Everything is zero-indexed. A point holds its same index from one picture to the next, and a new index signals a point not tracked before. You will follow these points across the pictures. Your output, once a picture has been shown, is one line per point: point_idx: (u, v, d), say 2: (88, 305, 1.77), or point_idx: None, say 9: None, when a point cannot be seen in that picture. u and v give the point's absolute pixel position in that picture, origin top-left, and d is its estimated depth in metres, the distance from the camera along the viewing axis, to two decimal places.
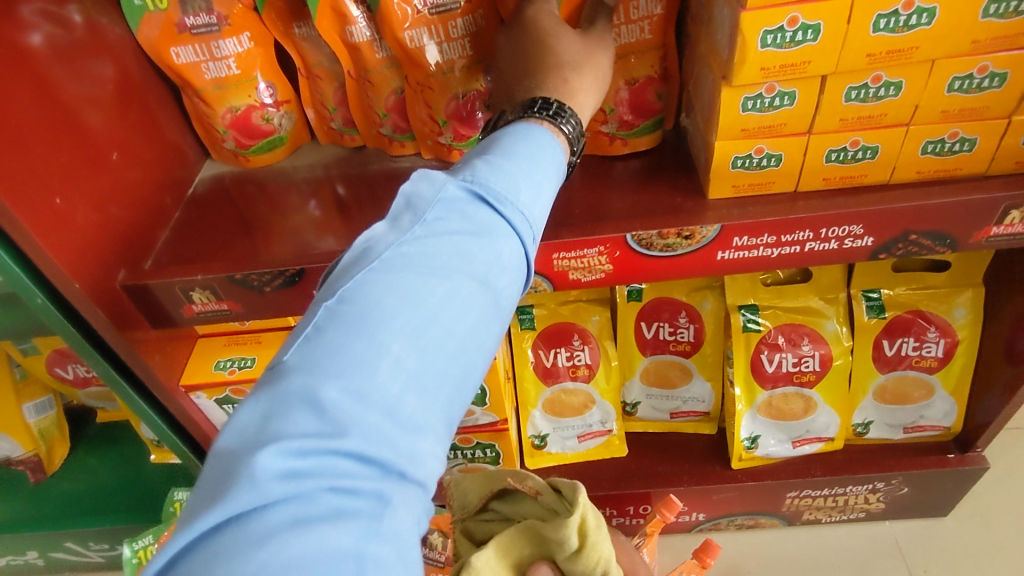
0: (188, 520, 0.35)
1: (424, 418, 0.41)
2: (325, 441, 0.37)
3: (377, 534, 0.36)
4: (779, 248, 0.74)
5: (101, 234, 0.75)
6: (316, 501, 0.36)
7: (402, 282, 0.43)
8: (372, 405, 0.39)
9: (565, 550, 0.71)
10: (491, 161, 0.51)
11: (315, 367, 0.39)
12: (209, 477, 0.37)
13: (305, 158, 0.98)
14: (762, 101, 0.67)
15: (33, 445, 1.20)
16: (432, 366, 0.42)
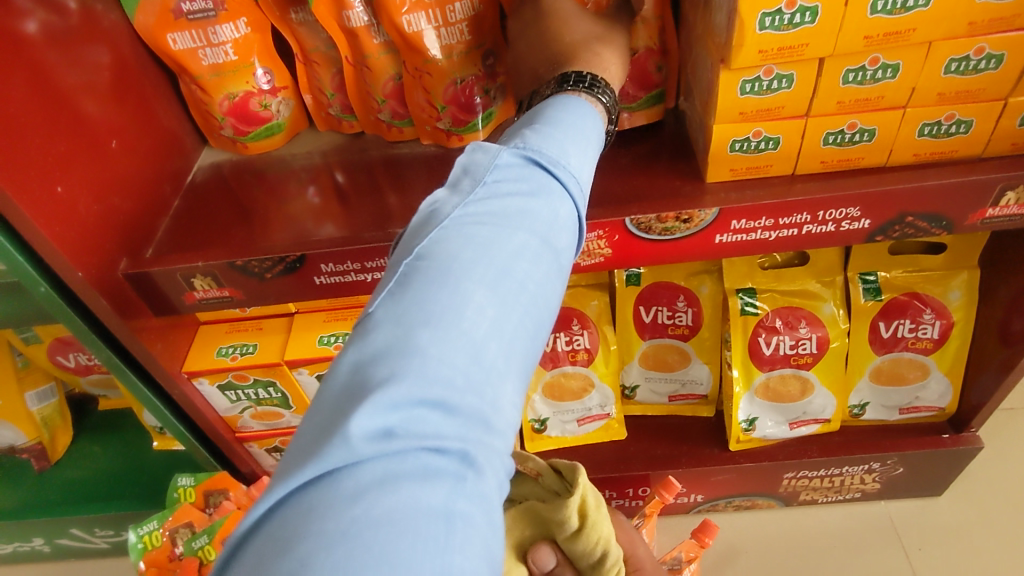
0: (276, 483, 0.33)
1: (504, 376, 0.39)
2: (413, 392, 0.35)
3: (465, 492, 0.34)
4: (776, 231, 0.75)
5: (102, 223, 0.76)
6: (406, 458, 0.33)
7: (477, 237, 0.41)
8: (457, 358, 0.37)
9: (565, 531, 0.72)
10: (539, 131, 0.50)
11: (400, 321, 0.37)
12: (296, 440, 0.35)
13: (304, 145, 0.98)
14: (760, 84, 0.67)
15: (36, 432, 1.21)
16: (512, 320, 0.40)
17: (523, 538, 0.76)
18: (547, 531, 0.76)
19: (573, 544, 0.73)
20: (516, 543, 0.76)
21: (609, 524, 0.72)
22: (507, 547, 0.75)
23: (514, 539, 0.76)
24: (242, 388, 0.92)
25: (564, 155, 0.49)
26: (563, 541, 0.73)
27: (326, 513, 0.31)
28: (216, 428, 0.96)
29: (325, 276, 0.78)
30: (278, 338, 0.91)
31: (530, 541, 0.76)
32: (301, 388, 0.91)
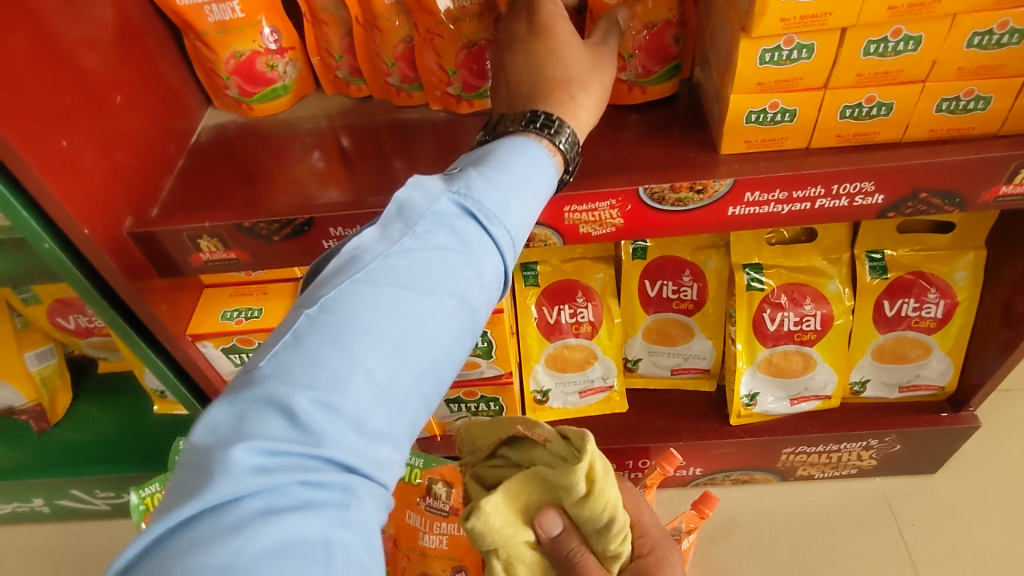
0: (163, 513, 0.36)
1: (390, 428, 0.42)
2: (296, 446, 0.38)
3: (344, 522, 0.38)
4: (789, 204, 0.74)
5: (108, 179, 0.74)
6: (286, 494, 0.37)
7: (382, 295, 0.43)
8: (341, 415, 0.40)
9: (571, 496, 0.72)
10: (486, 175, 0.50)
11: (292, 373, 0.40)
12: (184, 471, 0.38)
13: (309, 108, 0.96)
14: (779, 53, 0.66)
15: (35, 393, 1.21)
16: (406, 377, 0.43)
17: (530, 506, 0.76)
18: (553, 497, 0.75)
19: (580, 510, 0.72)
20: (522, 509, 0.75)
21: (616, 491, 0.73)
22: (513, 513, 0.75)
23: (520, 506, 0.75)
24: (246, 352, 0.91)
25: (505, 209, 0.50)
26: (569, 507, 0.73)
27: (200, 545, 0.34)
28: (218, 393, 0.96)
29: (333, 240, 0.78)
30: (283, 302, 0.90)
31: (536, 507, 0.75)
32: None
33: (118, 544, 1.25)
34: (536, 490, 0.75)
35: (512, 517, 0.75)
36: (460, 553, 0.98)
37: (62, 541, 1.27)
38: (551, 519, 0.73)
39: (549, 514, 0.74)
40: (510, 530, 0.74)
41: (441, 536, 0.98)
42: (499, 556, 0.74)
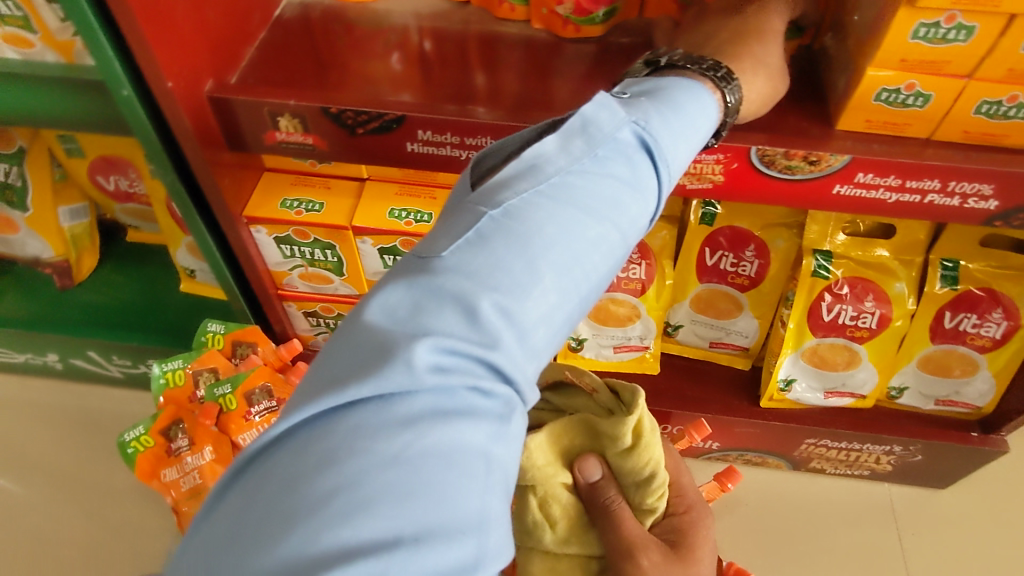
0: (335, 385, 0.38)
1: (546, 349, 0.44)
2: (471, 348, 0.40)
3: (499, 433, 0.40)
4: (898, 194, 0.71)
5: (197, 35, 0.70)
6: (454, 396, 0.39)
7: (562, 215, 0.44)
8: (512, 327, 0.41)
9: (617, 447, 0.72)
10: (663, 113, 0.51)
11: (476, 274, 0.41)
12: (355, 346, 0.40)
13: (401, 3, 0.91)
14: (936, 31, 0.61)
15: (64, 249, 1.19)
16: (572, 304, 0.44)
17: (571, 451, 0.74)
18: (596, 445, 0.74)
19: (623, 462, 0.72)
20: (564, 453, 0.74)
21: (660, 449, 0.73)
22: (554, 454, 0.73)
23: (562, 449, 0.74)
24: (298, 245, 0.88)
25: (673, 153, 0.51)
26: (611, 457, 0.73)
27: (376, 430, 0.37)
28: (261, 281, 0.94)
29: (418, 144, 0.74)
30: (346, 201, 0.87)
31: (578, 453, 0.74)
32: (359, 257, 0.89)
33: (126, 413, 1.26)
34: (580, 436, 0.74)
35: (553, 458, 0.73)
36: None
37: (71, 399, 1.27)
38: (592, 467, 0.72)
39: (590, 461, 0.72)
40: (551, 470, 0.72)
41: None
42: (535, 495, 0.72)
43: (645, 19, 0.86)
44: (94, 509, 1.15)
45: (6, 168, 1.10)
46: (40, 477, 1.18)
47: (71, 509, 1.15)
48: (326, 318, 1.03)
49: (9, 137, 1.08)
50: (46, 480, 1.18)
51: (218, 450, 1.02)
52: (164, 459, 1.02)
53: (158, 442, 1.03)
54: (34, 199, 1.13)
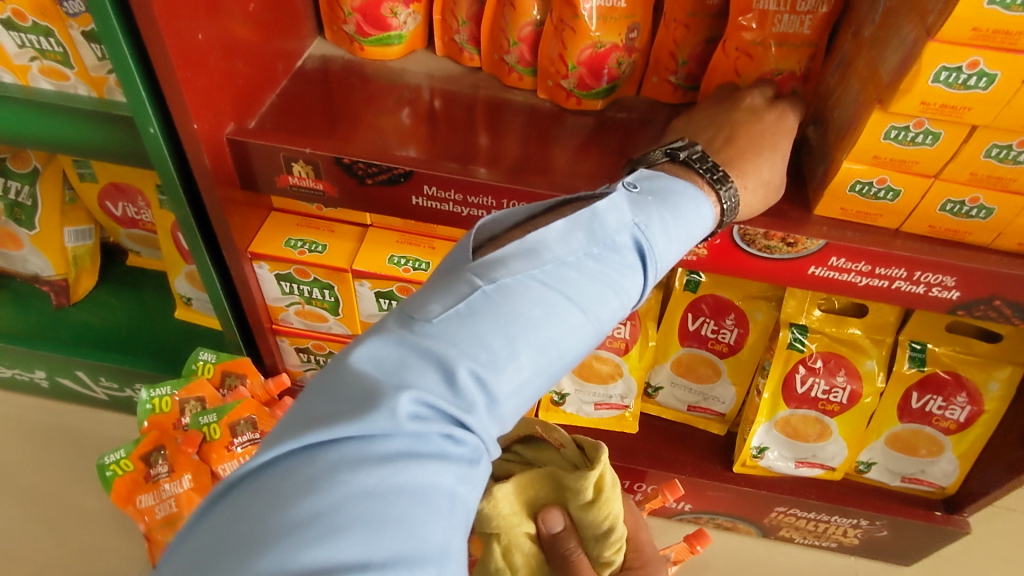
0: (323, 420, 0.41)
1: (513, 417, 0.47)
2: (450, 405, 0.43)
3: (463, 485, 0.43)
4: (869, 278, 0.76)
5: (225, 82, 0.75)
6: (429, 444, 0.42)
7: (547, 295, 0.49)
8: (489, 393, 0.45)
9: (578, 500, 0.73)
10: (661, 220, 0.57)
11: (460, 342, 0.45)
12: (345, 386, 0.43)
13: (417, 63, 0.97)
14: (906, 133, 0.67)
15: (65, 268, 1.22)
16: (544, 380, 0.48)
17: (536, 502, 0.75)
18: (560, 498, 0.75)
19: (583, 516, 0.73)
20: (528, 503, 0.75)
21: (619, 504, 0.74)
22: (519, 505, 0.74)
23: (526, 501, 0.75)
24: (298, 283, 0.91)
25: (664, 252, 0.57)
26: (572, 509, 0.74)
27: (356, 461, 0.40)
28: (257, 315, 0.97)
29: (423, 198, 0.78)
30: (348, 245, 0.90)
31: (541, 505, 0.75)
32: (356, 299, 0.92)
33: (108, 435, 1.27)
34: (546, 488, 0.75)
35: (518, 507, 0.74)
36: None
37: (55, 419, 1.28)
38: (553, 516, 0.74)
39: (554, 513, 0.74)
40: (516, 520, 0.73)
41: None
42: (497, 544, 0.73)
43: (642, 97, 0.92)
44: (66, 531, 1.15)
45: (18, 188, 1.14)
46: (16, 495, 1.19)
47: (44, 530, 1.15)
48: (317, 355, 1.06)
49: (25, 158, 1.13)
50: (21, 499, 1.18)
51: (196, 479, 1.04)
52: (142, 484, 1.03)
53: (137, 467, 1.04)
54: (43, 218, 1.18)
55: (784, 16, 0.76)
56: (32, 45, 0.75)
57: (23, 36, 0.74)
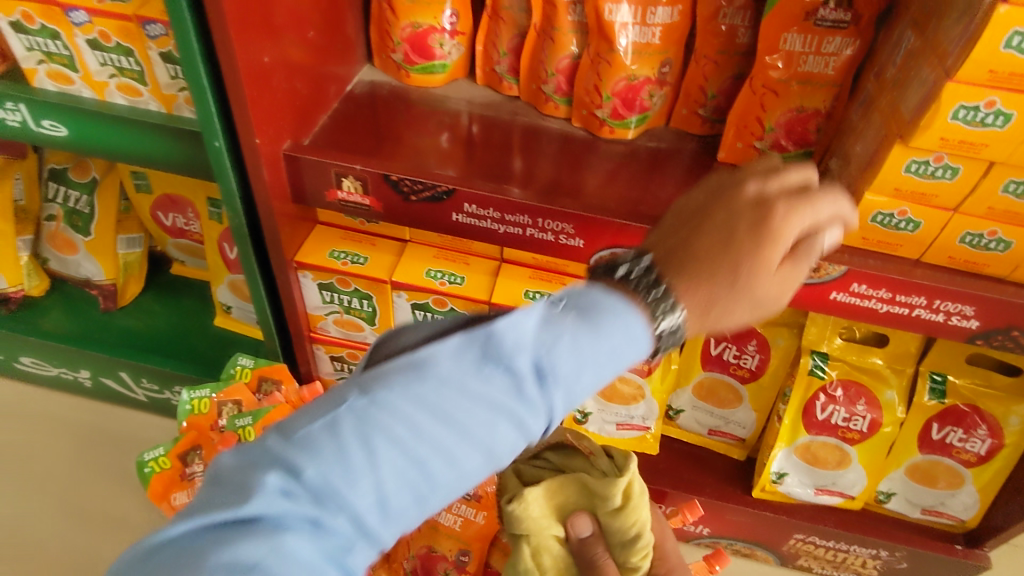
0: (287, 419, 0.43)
1: (456, 469, 0.44)
2: (388, 444, 0.42)
3: (374, 519, 0.42)
4: (889, 306, 0.79)
5: (285, 102, 0.81)
6: (353, 472, 0.41)
7: (539, 348, 0.44)
8: (430, 438, 0.42)
9: (607, 506, 0.76)
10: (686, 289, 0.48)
11: (425, 390, 0.43)
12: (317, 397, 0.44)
13: (458, 90, 1.03)
14: (926, 167, 0.70)
15: (114, 274, 1.29)
16: (495, 446, 0.44)
17: (564, 509, 0.78)
18: (588, 505, 0.78)
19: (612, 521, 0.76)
20: (558, 509, 0.78)
21: (647, 512, 0.76)
22: (549, 511, 0.77)
23: (555, 508, 0.78)
24: (339, 293, 0.96)
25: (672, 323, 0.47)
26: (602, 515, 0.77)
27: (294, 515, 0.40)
28: (298, 322, 1.02)
29: (462, 215, 0.83)
30: (388, 258, 0.95)
31: (570, 511, 0.78)
32: (393, 310, 0.97)
33: (145, 437, 1.32)
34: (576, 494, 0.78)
35: (547, 513, 0.77)
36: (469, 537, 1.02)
37: (96, 419, 1.34)
38: (580, 522, 0.77)
39: (582, 521, 0.77)
40: (545, 523, 0.77)
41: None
42: (528, 547, 0.77)
43: (671, 128, 0.96)
44: (102, 528, 1.20)
45: (77, 196, 1.23)
46: (57, 490, 1.24)
47: (82, 525, 1.20)
48: (351, 365, 1.10)
49: (86, 168, 1.22)
50: (61, 494, 1.23)
51: None
52: (179, 481, 1.10)
53: (175, 465, 1.10)
54: (98, 225, 1.26)
55: (809, 57, 0.81)
56: (113, 63, 0.81)
57: (106, 55, 0.81)
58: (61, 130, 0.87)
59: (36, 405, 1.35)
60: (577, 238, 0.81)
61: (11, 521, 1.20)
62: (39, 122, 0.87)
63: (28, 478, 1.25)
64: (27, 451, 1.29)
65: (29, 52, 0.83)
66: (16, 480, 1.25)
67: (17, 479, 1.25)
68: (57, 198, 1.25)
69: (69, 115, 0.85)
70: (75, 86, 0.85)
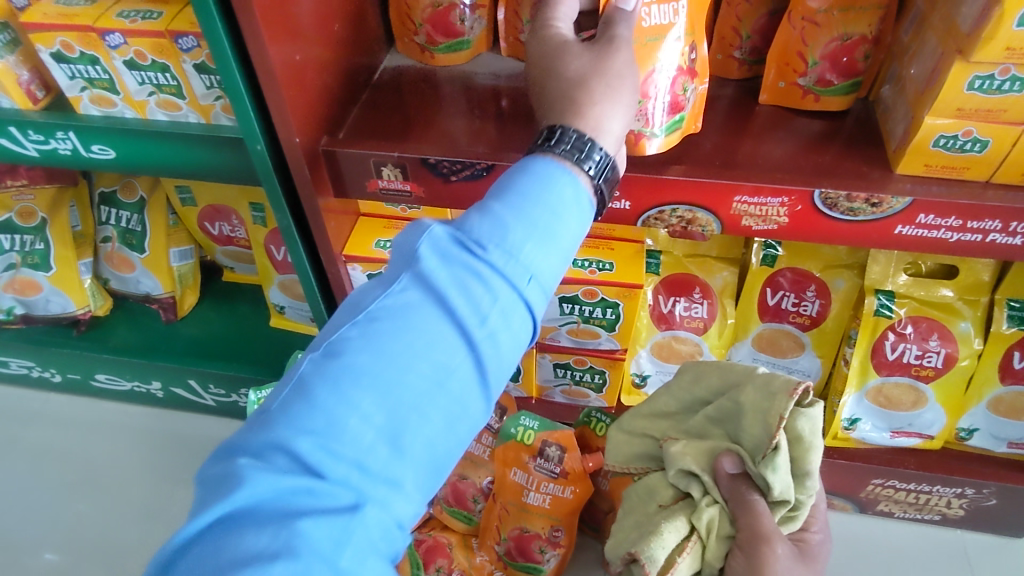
0: (196, 513, 0.47)
1: (392, 469, 0.51)
2: (308, 478, 0.47)
3: (359, 514, 0.48)
4: (960, 234, 0.75)
5: (320, 99, 0.82)
6: (307, 496, 0.47)
7: (345, 399, 0.50)
8: (333, 456, 0.48)
9: (802, 446, 0.74)
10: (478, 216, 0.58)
11: (298, 418, 0.49)
12: (215, 473, 0.49)
13: (485, 64, 1.00)
14: (991, 82, 0.67)
15: (171, 286, 1.33)
16: (395, 416, 0.51)
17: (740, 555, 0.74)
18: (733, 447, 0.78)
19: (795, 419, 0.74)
20: (705, 454, 0.80)
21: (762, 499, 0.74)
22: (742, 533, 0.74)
23: (699, 451, 0.80)
24: None
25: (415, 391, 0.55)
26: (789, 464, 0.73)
27: (202, 495, 0.48)
28: None
29: None
30: None
31: (653, 530, 0.79)
32: None
33: (219, 438, 1.37)
34: (714, 404, 0.83)
35: (677, 408, 0.89)
36: (560, 514, 1.05)
37: (171, 426, 1.40)
38: (760, 369, 0.80)
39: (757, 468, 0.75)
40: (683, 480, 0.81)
41: (545, 495, 1.05)
42: (677, 479, 0.81)
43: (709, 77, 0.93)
44: None
45: (129, 216, 1.29)
46: (143, 494, 1.30)
47: (171, 523, 1.26)
48: None
49: (133, 188, 1.27)
50: (147, 497, 1.29)
51: None
52: None
53: None
54: (151, 241, 1.30)
55: None
56: (151, 81, 0.84)
57: (144, 74, 0.84)
58: (108, 153, 0.90)
59: (114, 418, 1.42)
60: (623, 201, 0.81)
61: (104, 524, 1.26)
62: (88, 148, 0.90)
63: (116, 485, 1.32)
64: (113, 459, 1.35)
65: (73, 80, 0.86)
66: (105, 489, 1.31)
67: (105, 487, 1.31)
68: (111, 220, 1.30)
69: (112, 135, 0.87)
70: (118, 109, 0.88)
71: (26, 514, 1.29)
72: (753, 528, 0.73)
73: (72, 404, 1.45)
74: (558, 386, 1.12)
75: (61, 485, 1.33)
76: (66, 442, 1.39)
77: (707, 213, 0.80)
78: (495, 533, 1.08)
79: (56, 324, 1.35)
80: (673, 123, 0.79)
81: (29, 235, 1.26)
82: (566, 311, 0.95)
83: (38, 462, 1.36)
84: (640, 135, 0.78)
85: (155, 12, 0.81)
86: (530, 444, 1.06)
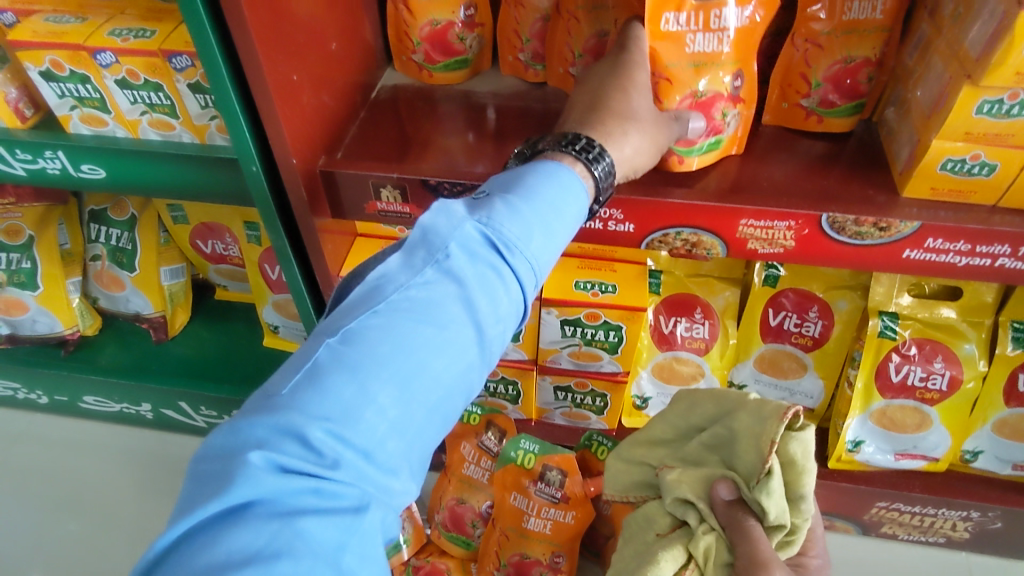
0: (188, 509, 0.43)
1: (397, 460, 0.51)
2: (314, 467, 0.46)
3: (355, 529, 0.46)
4: (969, 258, 0.74)
5: (317, 119, 0.81)
6: (299, 498, 0.45)
7: (356, 392, 0.49)
8: (350, 446, 0.48)
9: (795, 468, 0.71)
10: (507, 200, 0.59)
11: (307, 407, 0.47)
12: (207, 471, 0.45)
13: (484, 82, 0.99)
14: (1000, 106, 0.66)
15: (162, 305, 1.30)
16: (409, 406, 0.51)
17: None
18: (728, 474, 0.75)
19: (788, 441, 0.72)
20: (701, 482, 0.77)
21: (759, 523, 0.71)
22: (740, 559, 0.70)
23: (693, 479, 0.78)
24: None
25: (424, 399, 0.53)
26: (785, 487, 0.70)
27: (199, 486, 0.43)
28: None
29: None
30: None
31: (651, 560, 0.77)
32: None
33: None
34: (708, 430, 0.81)
35: (672, 435, 0.87)
36: (561, 539, 1.03)
37: (161, 448, 1.36)
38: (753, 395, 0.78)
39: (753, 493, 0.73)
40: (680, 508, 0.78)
41: (546, 521, 1.03)
42: (676, 509, 0.78)
43: None
44: None
45: (119, 234, 1.26)
46: (131, 518, 1.26)
47: None
48: None
49: (124, 206, 1.25)
50: (135, 521, 1.26)
51: None
52: None
53: None
54: (142, 260, 1.28)
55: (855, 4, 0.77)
56: (143, 100, 0.83)
57: (136, 93, 0.82)
58: (98, 172, 0.87)
59: (101, 439, 1.38)
60: (626, 223, 0.80)
61: (91, 550, 1.23)
62: (77, 167, 0.87)
63: (103, 508, 1.28)
64: (100, 482, 1.32)
65: (62, 99, 0.85)
66: (91, 513, 1.28)
67: (92, 511, 1.28)
68: (100, 238, 1.28)
69: (102, 155, 0.85)
70: (109, 128, 0.87)
71: (9, 540, 1.25)
72: (750, 553, 0.69)
73: (58, 425, 1.41)
74: (558, 408, 1.10)
75: (45, 509, 1.29)
76: (52, 465, 1.35)
77: (712, 236, 0.79)
78: (495, 559, 1.05)
79: (42, 344, 1.31)
80: (710, 144, 0.79)
81: (15, 254, 1.23)
82: (568, 333, 0.94)
83: (22, 485, 1.33)
84: (680, 156, 0.78)
85: (147, 30, 0.79)
86: (530, 468, 1.04)
